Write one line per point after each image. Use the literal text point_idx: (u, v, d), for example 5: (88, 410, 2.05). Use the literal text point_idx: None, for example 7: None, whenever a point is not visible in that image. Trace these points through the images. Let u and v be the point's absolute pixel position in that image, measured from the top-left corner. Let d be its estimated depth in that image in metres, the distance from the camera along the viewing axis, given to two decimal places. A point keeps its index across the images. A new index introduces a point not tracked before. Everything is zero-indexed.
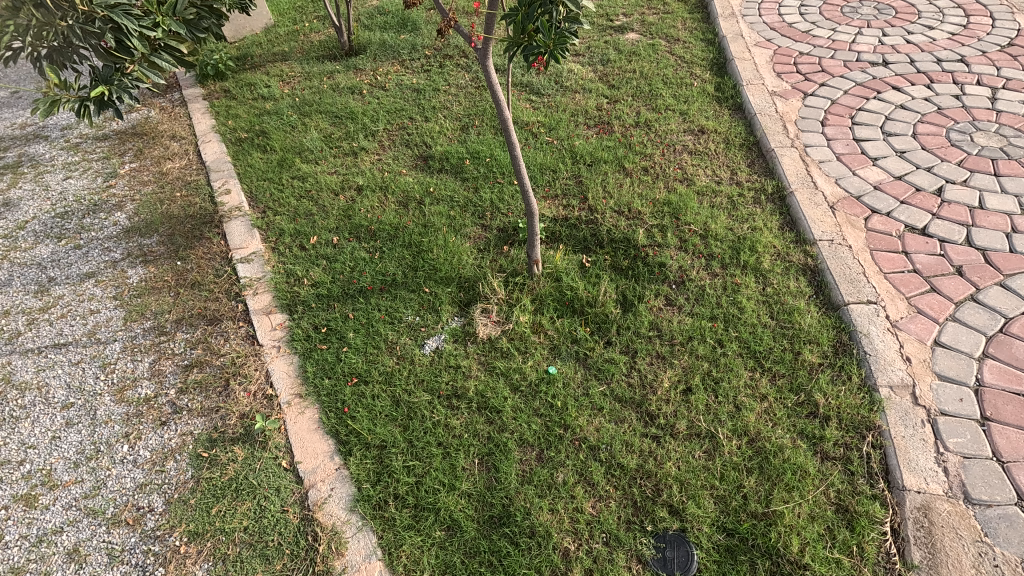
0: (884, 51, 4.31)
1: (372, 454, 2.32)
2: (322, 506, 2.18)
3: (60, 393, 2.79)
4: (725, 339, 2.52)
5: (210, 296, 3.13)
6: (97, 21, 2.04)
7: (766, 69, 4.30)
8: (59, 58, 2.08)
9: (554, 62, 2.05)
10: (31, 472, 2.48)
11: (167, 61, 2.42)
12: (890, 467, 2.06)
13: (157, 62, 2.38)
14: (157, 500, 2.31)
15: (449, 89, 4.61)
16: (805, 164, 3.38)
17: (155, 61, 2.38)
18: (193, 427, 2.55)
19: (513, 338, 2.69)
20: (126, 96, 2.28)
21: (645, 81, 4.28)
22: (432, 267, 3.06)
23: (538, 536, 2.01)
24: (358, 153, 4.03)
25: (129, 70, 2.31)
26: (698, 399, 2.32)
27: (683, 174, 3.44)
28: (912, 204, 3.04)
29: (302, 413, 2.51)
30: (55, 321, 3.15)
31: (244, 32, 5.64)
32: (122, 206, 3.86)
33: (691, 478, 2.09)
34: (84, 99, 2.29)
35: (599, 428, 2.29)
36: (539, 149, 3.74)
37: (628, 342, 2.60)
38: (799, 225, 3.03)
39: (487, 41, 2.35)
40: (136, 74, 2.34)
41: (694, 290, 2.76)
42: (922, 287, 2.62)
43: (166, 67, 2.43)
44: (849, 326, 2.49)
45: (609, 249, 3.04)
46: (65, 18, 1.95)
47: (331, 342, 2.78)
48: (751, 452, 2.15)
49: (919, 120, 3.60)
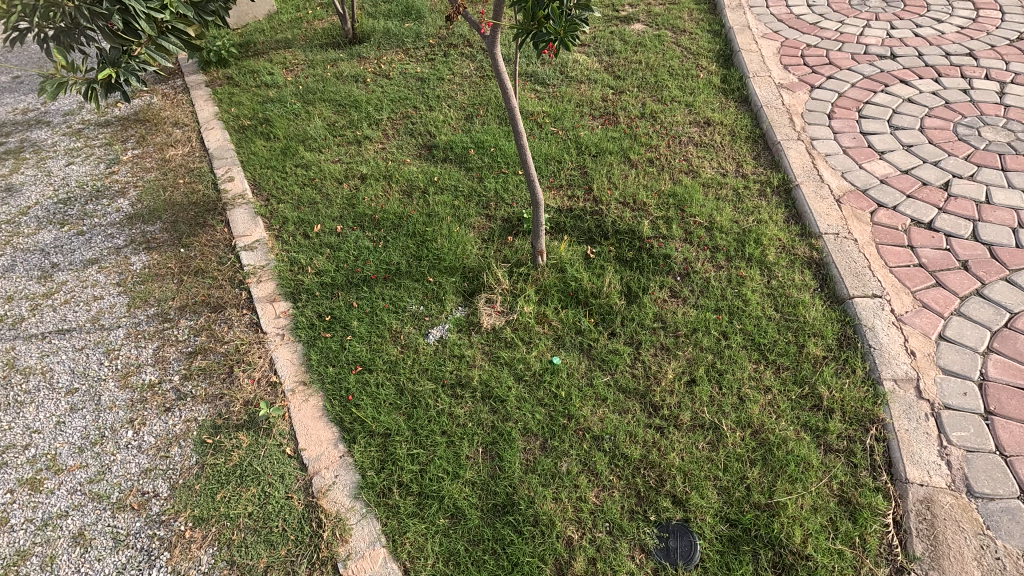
0: (892, 44, 4.27)
1: (376, 441, 2.33)
2: (326, 492, 2.19)
3: (64, 378, 2.80)
4: (730, 332, 2.52)
5: (213, 283, 3.13)
6: (104, 1, 2.01)
7: (773, 62, 4.27)
8: (66, 39, 2.06)
9: (565, 50, 1.98)
10: (36, 456, 2.50)
11: (175, 44, 2.38)
12: (893, 460, 2.06)
13: (165, 45, 2.34)
14: (162, 485, 2.32)
15: (454, 78, 4.58)
16: (811, 157, 3.36)
17: (162, 44, 2.34)
18: (198, 413, 2.56)
19: (517, 328, 2.69)
20: (133, 78, 2.28)
21: (651, 72, 4.26)
22: (436, 256, 3.06)
23: (541, 525, 2.02)
24: (362, 142, 4.02)
25: (136, 53, 2.29)
26: (703, 391, 2.32)
27: (689, 166, 3.43)
28: (918, 198, 3.03)
29: (306, 400, 2.51)
30: (58, 307, 3.15)
31: (246, 18, 5.61)
32: (125, 193, 3.85)
33: (694, 469, 2.10)
34: (90, 81, 2.26)
35: (603, 418, 2.29)
36: (544, 139, 3.72)
37: (632, 333, 2.59)
38: (804, 218, 3.02)
39: (497, 28, 2.29)
40: (143, 57, 2.32)
41: (698, 283, 2.76)
42: (927, 281, 2.61)
43: (174, 50, 2.38)
44: (853, 319, 2.49)
45: (614, 240, 3.04)
46: None
47: (335, 331, 2.78)
48: (755, 444, 2.15)
49: (927, 114, 3.58)
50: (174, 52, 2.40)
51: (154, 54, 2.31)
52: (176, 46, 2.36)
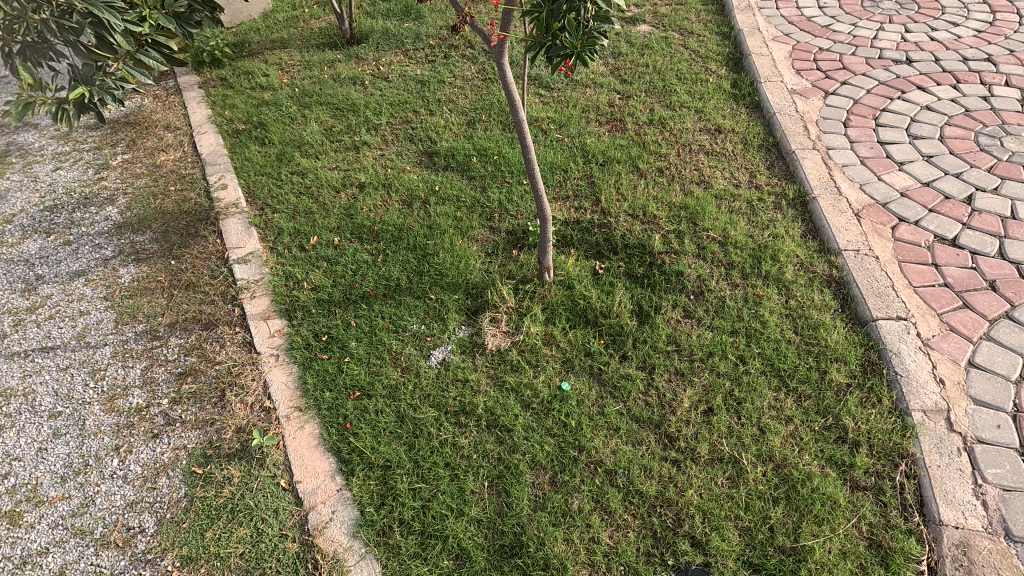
0: (907, 49, 4.14)
1: (376, 474, 2.20)
2: (322, 531, 2.06)
3: (47, 401, 2.66)
4: (747, 356, 2.40)
5: (205, 298, 3.00)
6: (76, 16, 1.97)
7: (785, 66, 4.14)
8: (34, 54, 2.00)
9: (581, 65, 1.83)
10: (16, 487, 2.36)
11: (155, 60, 2.41)
12: (925, 499, 1.94)
13: (145, 61, 2.36)
14: (148, 520, 2.19)
15: (455, 81, 4.44)
16: (827, 168, 3.24)
17: (142, 60, 2.36)
18: (187, 441, 2.43)
19: (523, 350, 2.56)
20: (108, 97, 2.24)
21: (659, 76, 4.13)
22: (438, 272, 2.93)
23: (552, 568, 1.89)
24: (360, 148, 3.88)
25: (113, 70, 2.26)
26: (721, 421, 2.20)
27: (700, 176, 3.30)
28: (941, 213, 2.91)
29: (301, 427, 2.38)
30: (42, 323, 3.01)
31: (241, 16, 5.46)
32: (114, 200, 3.70)
33: (714, 508, 1.98)
34: (61, 102, 2.23)
35: (615, 450, 2.17)
36: (549, 146, 3.59)
37: (645, 357, 2.47)
38: (822, 232, 2.89)
39: (507, 40, 2.16)
40: (121, 73, 2.29)
41: (713, 302, 2.64)
42: (954, 302, 2.49)
43: (154, 66, 2.41)
44: (877, 343, 2.37)
45: (623, 255, 2.91)
46: (40, 11, 1.91)
47: (332, 352, 2.65)
48: (777, 480, 2.04)
49: (946, 123, 3.45)
50: (154, 68, 2.42)
51: (132, 70, 2.29)
52: (157, 62, 2.38)
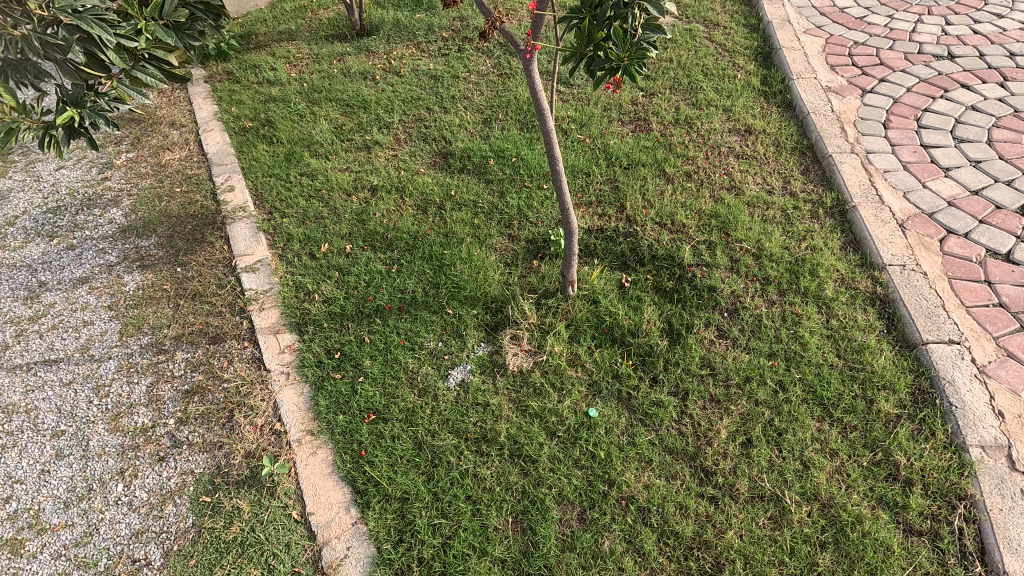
0: (949, 43, 3.92)
1: (393, 507, 2.08)
2: (337, 569, 1.94)
3: (50, 419, 2.55)
4: (787, 383, 2.25)
5: (211, 309, 2.87)
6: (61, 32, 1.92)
7: (818, 61, 3.92)
8: (15, 73, 1.97)
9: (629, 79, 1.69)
10: (18, 512, 2.26)
11: (152, 76, 2.30)
12: (987, 547, 1.80)
13: (140, 78, 2.27)
14: (155, 552, 2.09)
15: (469, 76, 4.26)
16: (868, 173, 3.05)
17: (138, 76, 2.27)
18: (194, 465, 2.31)
19: (547, 371, 2.41)
20: (100, 119, 2.15)
21: (683, 71, 3.93)
22: (455, 285, 2.78)
23: None
24: (372, 148, 3.72)
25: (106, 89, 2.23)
26: (761, 455, 2.06)
27: (730, 181, 3.12)
28: (992, 224, 2.73)
29: (314, 453, 2.26)
30: (45, 333, 2.90)
31: (247, 7, 5.29)
32: (118, 202, 3.57)
33: (756, 553, 1.85)
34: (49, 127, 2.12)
35: (648, 485, 2.04)
36: (570, 148, 3.41)
37: (677, 381, 2.32)
38: (864, 245, 2.72)
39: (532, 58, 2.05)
40: (115, 93, 2.25)
41: (749, 321, 2.48)
42: (1011, 325, 2.34)
43: (150, 82, 2.30)
44: (928, 370, 2.21)
45: (651, 267, 2.75)
46: (20, 26, 1.85)
47: (345, 370, 2.52)
48: (824, 522, 1.90)
49: (994, 124, 3.25)
50: (152, 85, 2.31)
51: (125, 89, 2.25)
52: (153, 79, 2.28)
